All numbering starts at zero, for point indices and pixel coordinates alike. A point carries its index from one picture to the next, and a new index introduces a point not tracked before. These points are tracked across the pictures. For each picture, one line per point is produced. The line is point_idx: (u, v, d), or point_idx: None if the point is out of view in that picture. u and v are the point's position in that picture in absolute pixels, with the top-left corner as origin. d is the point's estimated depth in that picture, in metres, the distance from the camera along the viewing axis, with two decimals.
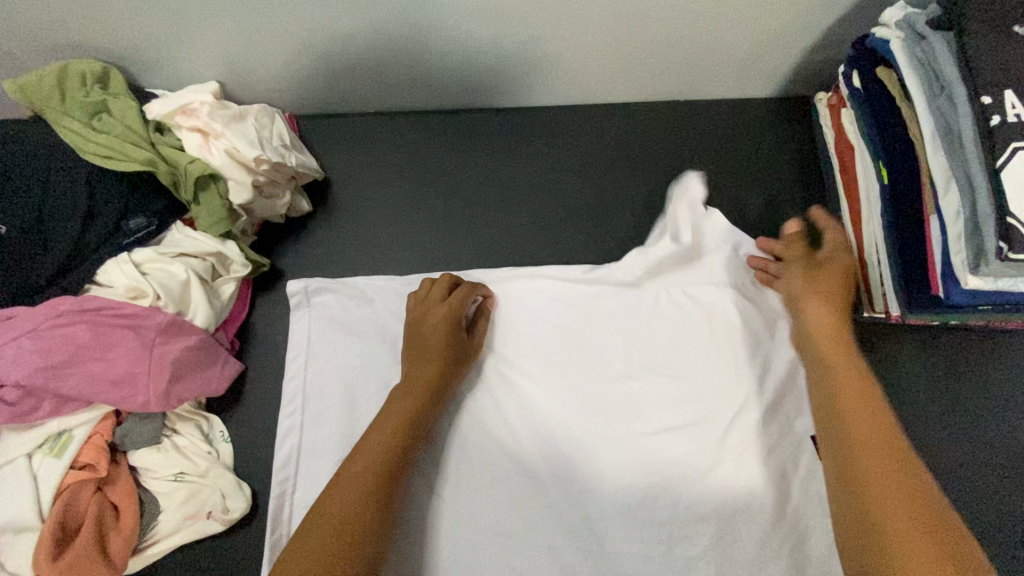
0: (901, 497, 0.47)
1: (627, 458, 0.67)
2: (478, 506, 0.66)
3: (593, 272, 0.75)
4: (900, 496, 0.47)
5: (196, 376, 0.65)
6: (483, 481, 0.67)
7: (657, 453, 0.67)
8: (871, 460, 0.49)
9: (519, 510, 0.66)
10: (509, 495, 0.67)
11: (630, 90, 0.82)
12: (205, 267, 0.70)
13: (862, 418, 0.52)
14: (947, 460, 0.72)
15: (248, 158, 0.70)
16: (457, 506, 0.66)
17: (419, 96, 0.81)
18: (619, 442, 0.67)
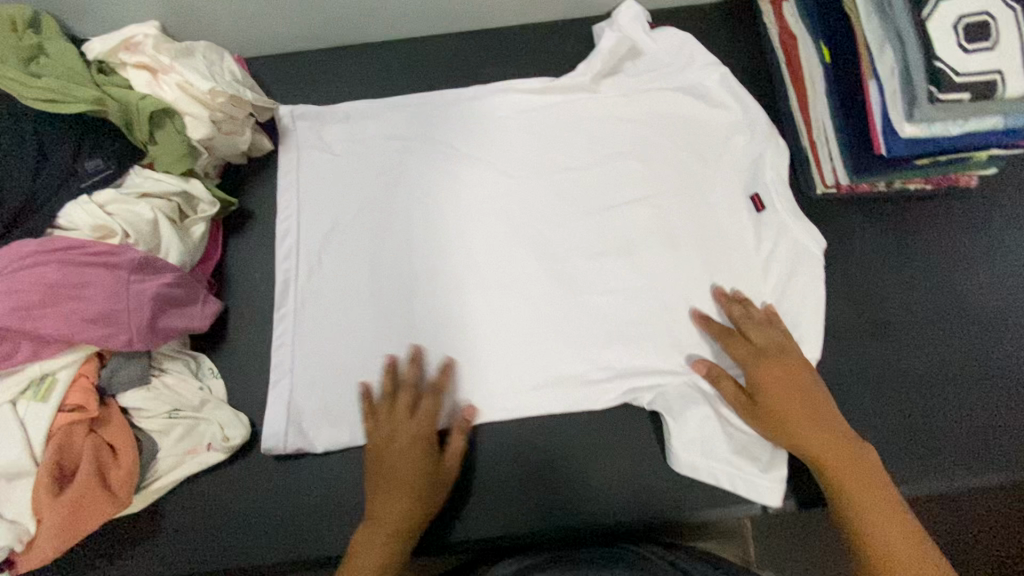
0: (870, 493, 0.56)
1: (595, 239, 0.73)
2: (470, 350, 0.69)
3: (553, 83, 0.80)
4: (869, 498, 0.56)
5: (176, 313, 0.65)
6: (462, 299, 0.72)
7: (621, 241, 0.73)
8: (852, 477, 0.57)
9: (507, 360, 0.69)
10: (494, 337, 0.70)
11: (568, 11, 0.86)
12: (172, 207, 0.68)
13: (863, 488, 0.56)
14: (942, 334, 0.68)
15: (203, 91, 0.68)
16: (444, 350, 0.69)
17: (371, 27, 0.84)
18: (586, 222, 0.74)
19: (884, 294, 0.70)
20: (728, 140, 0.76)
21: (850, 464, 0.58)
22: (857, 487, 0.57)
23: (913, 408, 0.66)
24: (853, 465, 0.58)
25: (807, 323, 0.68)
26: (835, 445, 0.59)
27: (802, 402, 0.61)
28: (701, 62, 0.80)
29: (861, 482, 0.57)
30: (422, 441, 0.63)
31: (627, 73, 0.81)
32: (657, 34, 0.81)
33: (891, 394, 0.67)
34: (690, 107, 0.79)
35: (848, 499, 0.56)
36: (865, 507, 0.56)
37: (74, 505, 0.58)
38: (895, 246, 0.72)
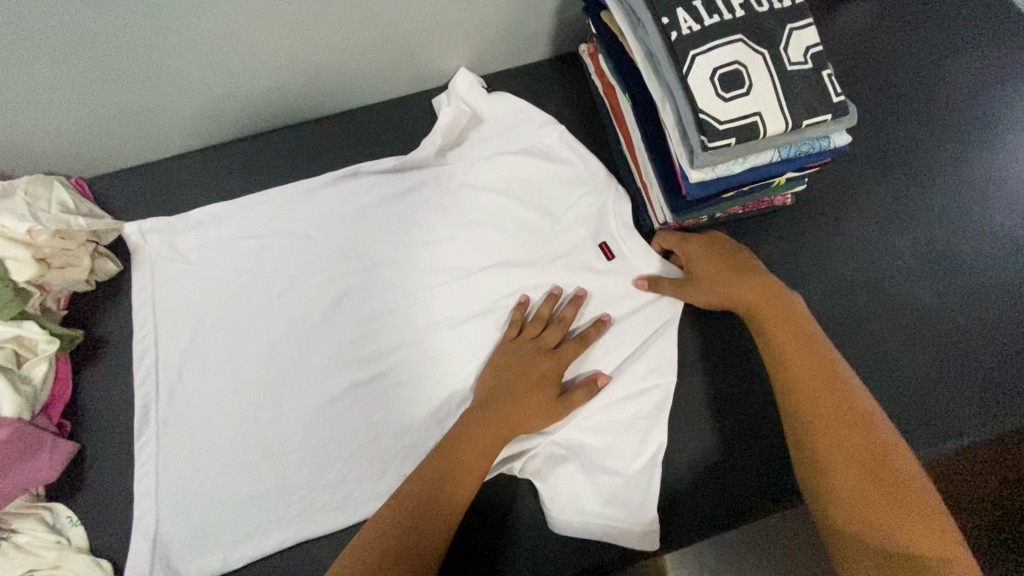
0: (851, 438, 0.55)
1: (458, 307, 0.75)
2: (344, 443, 0.69)
3: (402, 161, 0.81)
4: (851, 447, 0.55)
5: (18, 468, 0.63)
6: (332, 391, 0.71)
7: (485, 304, 0.75)
8: (840, 419, 0.57)
9: (383, 445, 0.69)
10: (369, 425, 0.70)
11: (407, 86, 0.89)
12: (5, 355, 0.66)
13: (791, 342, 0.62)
14: None
15: (20, 232, 0.67)
16: (316, 449, 0.68)
17: (212, 129, 0.85)
18: (448, 291, 0.76)
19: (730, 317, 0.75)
20: (574, 190, 0.79)
21: (783, 323, 0.63)
22: (842, 433, 0.56)
23: (767, 421, 0.71)
24: (838, 415, 0.57)
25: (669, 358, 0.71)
26: (776, 312, 0.63)
27: (792, 336, 0.62)
28: (539, 121, 0.83)
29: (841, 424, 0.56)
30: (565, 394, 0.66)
31: (473, 140, 0.83)
32: (495, 100, 0.84)
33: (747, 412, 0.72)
34: (536, 163, 0.81)
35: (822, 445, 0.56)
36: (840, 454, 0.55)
37: None
38: None
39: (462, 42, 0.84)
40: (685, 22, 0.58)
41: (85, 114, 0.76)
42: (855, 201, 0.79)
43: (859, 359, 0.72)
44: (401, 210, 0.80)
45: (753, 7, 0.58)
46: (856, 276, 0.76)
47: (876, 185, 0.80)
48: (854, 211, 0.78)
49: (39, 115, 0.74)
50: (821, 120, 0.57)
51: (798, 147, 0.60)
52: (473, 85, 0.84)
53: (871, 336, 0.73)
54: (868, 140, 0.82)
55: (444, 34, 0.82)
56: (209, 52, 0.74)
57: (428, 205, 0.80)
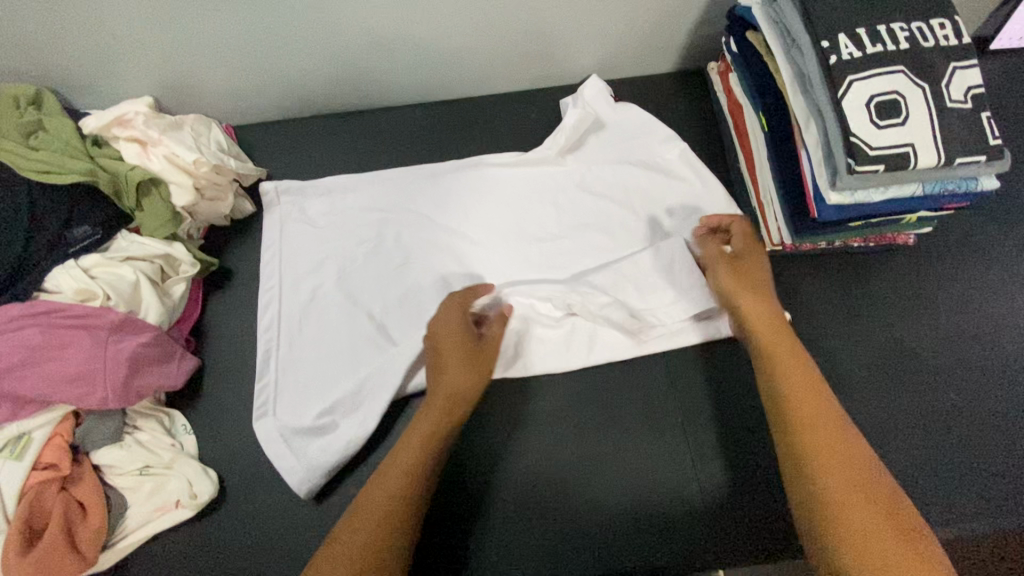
0: (845, 456, 0.52)
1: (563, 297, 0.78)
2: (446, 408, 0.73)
3: (524, 156, 0.86)
4: (848, 479, 0.51)
5: (152, 371, 0.68)
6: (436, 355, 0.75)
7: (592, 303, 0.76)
8: (834, 444, 0.53)
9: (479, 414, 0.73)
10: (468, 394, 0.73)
11: (534, 81, 0.93)
12: (154, 269, 0.72)
13: (783, 353, 0.60)
14: (904, 385, 0.71)
15: (188, 162, 0.74)
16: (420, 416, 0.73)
17: (353, 96, 0.91)
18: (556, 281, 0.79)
19: (831, 347, 0.73)
20: (689, 205, 0.81)
21: (780, 337, 0.62)
22: (820, 439, 0.54)
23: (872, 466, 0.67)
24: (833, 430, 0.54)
25: None
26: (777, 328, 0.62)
27: (801, 363, 0.59)
28: (660, 135, 0.85)
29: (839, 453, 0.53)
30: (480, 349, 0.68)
31: (594, 145, 0.86)
32: (619, 109, 0.87)
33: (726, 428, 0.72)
34: (654, 173, 0.83)
35: (830, 474, 0.51)
36: (849, 480, 0.51)
37: (39, 566, 0.58)
38: (850, 302, 0.76)
39: (593, 44, 0.88)
40: (846, 47, 0.59)
41: (248, 67, 0.84)
42: (972, 253, 0.78)
43: (971, 409, 0.70)
44: (517, 193, 0.84)
45: (917, 42, 0.59)
46: (965, 328, 0.74)
47: (994, 239, 0.79)
48: (974, 263, 0.77)
49: (209, 63, 0.82)
50: (974, 160, 0.57)
51: (943, 185, 0.60)
52: (602, 93, 0.87)
53: (977, 390, 0.71)
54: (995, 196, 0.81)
55: (578, 34, 0.86)
56: (366, 22, 0.79)
57: (543, 192, 0.84)
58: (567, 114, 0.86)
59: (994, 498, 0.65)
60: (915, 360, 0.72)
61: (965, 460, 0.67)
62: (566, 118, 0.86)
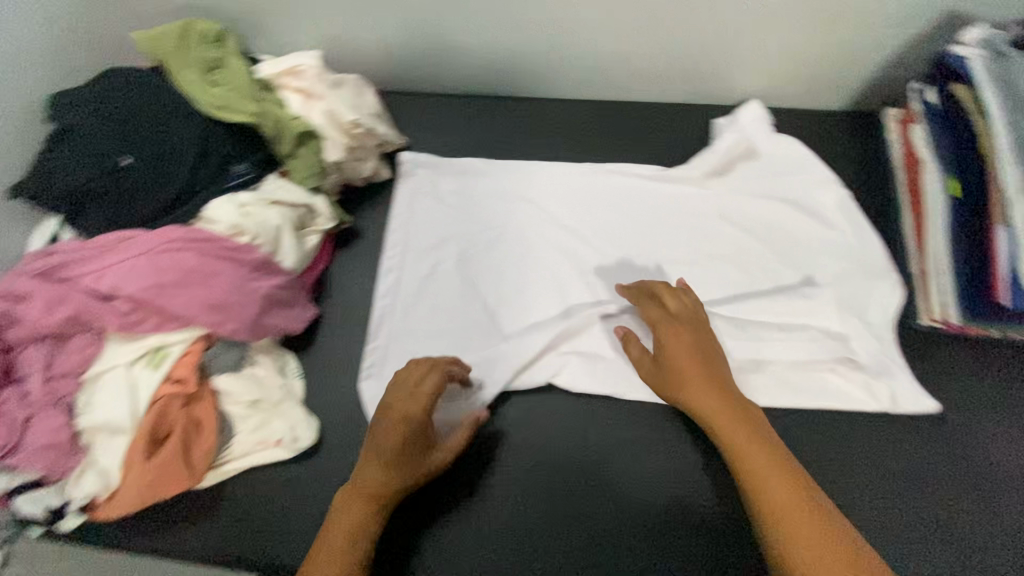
0: (780, 485, 0.55)
1: None
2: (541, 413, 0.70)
3: (666, 172, 0.82)
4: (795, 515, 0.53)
5: (280, 313, 0.71)
6: (540, 358, 0.73)
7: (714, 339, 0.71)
8: (771, 476, 0.56)
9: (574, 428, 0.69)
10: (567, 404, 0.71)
11: (687, 95, 0.89)
12: (297, 216, 0.75)
13: (709, 396, 0.62)
14: None
15: (347, 121, 0.76)
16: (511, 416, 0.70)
17: (501, 81, 0.91)
18: None
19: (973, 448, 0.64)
20: (839, 257, 0.74)
21: (708, 391, 0.63)
22: (772, 484, 0.55)
23: None
24: (769, 459, 0.57)
25: (901, 474, 0.63)
26: (718, 386, 0.63)
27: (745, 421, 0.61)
28: (820, 176, 0.78)
29: (771, 480, 0.56)
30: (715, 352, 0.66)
31: (742, 174, 0.81)
32: (778, 140, 0.81)
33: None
34: (805, 215, 0.77)
35: (768, 496, 0.55)
36: (786, 500, 0.54)
37: (161, 470, 0.64)
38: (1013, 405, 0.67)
39: (766, 66, 0.83)
40: None
41: (412, 37, 0.85)
42: None
43: None
44: (652, 208, 0.80)
45: None
46: None
47: None
48: None
49: (381, 25, 0.84)
50: None
51: None
52: (761, 120, 0.82)
53: None
54: None
55: (754, 52, 0.81)
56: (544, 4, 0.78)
57: (680, 211, 0.80)
58: (720, 139, 0.82)
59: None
60: None
61: None
62: (718, 141, 0.82)
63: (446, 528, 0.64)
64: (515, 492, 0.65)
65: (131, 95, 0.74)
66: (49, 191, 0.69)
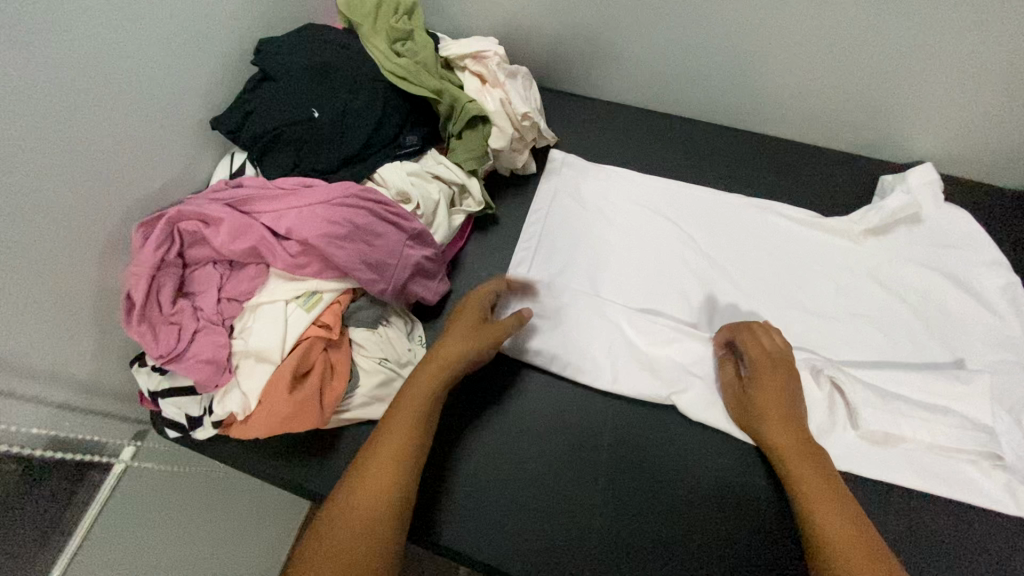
0: (844, 525, 0.53)
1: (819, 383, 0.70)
2: (654, 433, 0.70)
3: (818, 220, 0.79)
4: (859, 557, 0.51)
5: (422, 282, 0.75)
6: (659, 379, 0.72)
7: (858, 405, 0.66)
8: (840, 518, 0.54)
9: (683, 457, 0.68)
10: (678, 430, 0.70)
11: (851, 146, 0.87)
12: (451, 194, 0.79)
13: (780, 428, 0.62)
14: None
15: (518, 112, 0.79)
16: (621, 428, 0.70)
17: (662, 97, 0.91)
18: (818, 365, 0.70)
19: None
20: (997, 347, 0.70)
21: (781, 422, 0.63)
22: (835, 523, 0.54)
23: None
24: (834, 500, 0.56)
25: None
26: (788, 421, 0.63)
27: (814, 462, 0.59)
28: (990, 259, 0.74)
29: (846, 527, 0.53)
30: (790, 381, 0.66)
31: (900, 238, 0.78)
32: (943, 210, 0.78)
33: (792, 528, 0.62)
34: (964, 294, 0.74)
35: (834, 540, 0.52)
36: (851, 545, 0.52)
37: (297, 407, 0.67)
38: None
39: (950, 131, 0.79)
40: None
41: (590, 40, 0.86)
42: None
43: None
44: (800, 252, 0.78)
45: None
46: None
47: None
48: None
49: (564, 22, 0.85)
50: None
51: None
52: (930, 184, 0.77)
53: None
54: None
55: (942, 115, 0.78)
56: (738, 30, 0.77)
57: (828, 261, 0.78)
58: (887, 198, 0.78)
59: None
60: None
61: None
62: (883, 199, 0.78)
63: (500, 503, 0.66)
64: (552, 468, 0.67)
65: (325, 52, 0.79)
66: (245, 129, 0.74)
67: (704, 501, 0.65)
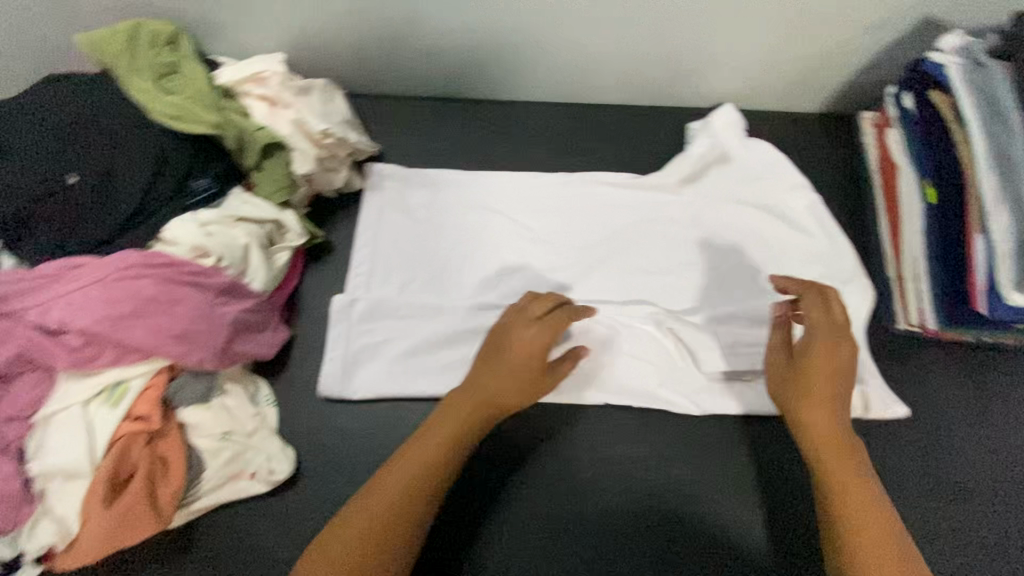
0: (852, 484, 0.55)
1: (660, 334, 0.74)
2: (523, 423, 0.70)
3: (638, 179, 0.81)
4: (861, 504, 0.54)
5: (250, 338, 0.67)
6: None
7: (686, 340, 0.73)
8: (847, 475, 0.55)
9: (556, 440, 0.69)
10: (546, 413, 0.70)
11: (668, 100, 0.87)
12: (264, 233, 0.71)
13: (824, 400, 0.58)
14: None
15: (317, 131, 0.72)
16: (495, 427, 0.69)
17: (478, 83, 0.87)
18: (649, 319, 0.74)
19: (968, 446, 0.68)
20: (812, 266, 0.75)
21: (823, 388, 0.58)
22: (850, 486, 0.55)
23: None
24: (840, 459, 0.56)
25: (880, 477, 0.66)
26: (828, 385, 0.58)
27: (830, 417, 0.57)
28: (794, 182, 0.79)
29: (871, 522, 0.53)
30: (840, 340, 0.60)
31: (714, 180, 0.81)
32: (750, 144, 0.81)
33: (723, 470, 0.68)
34: (778, 220, 0.78)
35: (833, 491, 0.55)
36: (845, 499, 0.54)
37: (123, 519, 0.58)
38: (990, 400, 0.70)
39: (749, 67, 0.82)
40: None
41: (386, 37, 0.80)
42: None
43: None
44: (634, 214, 0.80)
45: None
46: None
47: None
48: None
49: (350, 20, 0.78)
50: None
51: None
52: (732, 124, 0.82)
53: None
54: None
55: (738, 53, 0.80)
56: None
57: (661, 217, 0.79)
58: (691, 144, 0.82)
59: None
60: None
61: None
62: (689, 146, 0.82)
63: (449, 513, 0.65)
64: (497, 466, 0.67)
65: (72, 106, 0.68)
66: None
67: (677, 494, 0.67)
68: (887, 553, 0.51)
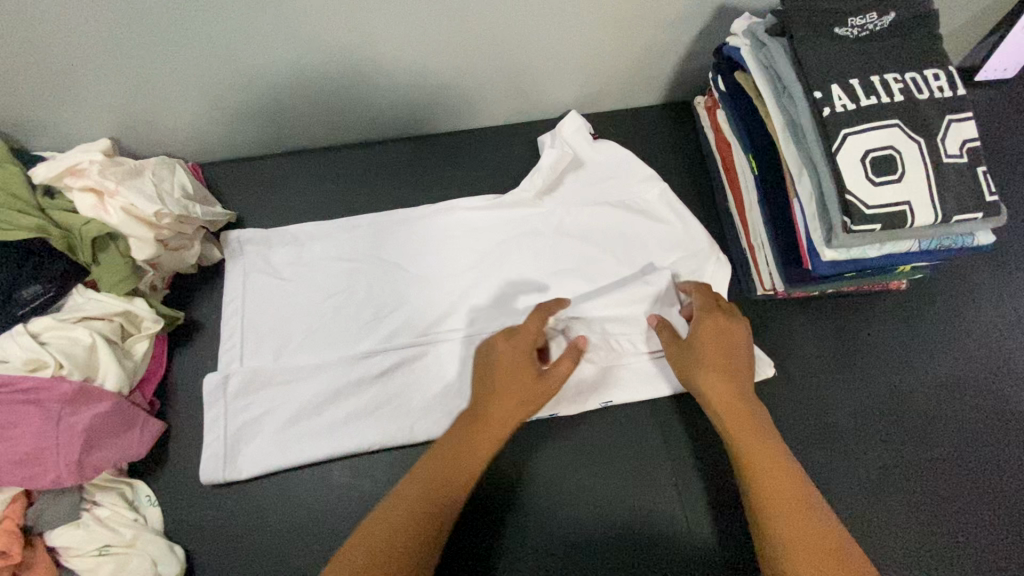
0: (769, 467, 0.58)
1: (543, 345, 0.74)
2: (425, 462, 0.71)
3: (499, 199, 0.82)
4: (776, 490, 0.57)
5: (111, 443, 0.63)
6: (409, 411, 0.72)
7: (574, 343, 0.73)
8: (761, 458, 0.59)
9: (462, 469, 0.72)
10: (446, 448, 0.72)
11: (517, 117, 0.90)
12: (113, 328, 0.68)
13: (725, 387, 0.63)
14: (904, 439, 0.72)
15: (149, 214, 0.68)
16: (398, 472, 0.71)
17: (327, 132, 0.86)
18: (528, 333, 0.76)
19: (884, 381, 0.74)
20: (670, 251, 0.79)
21: (725, 379, 0.63)
22: (763, 469, 0.58)
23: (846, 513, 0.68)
24: (758, 444, 0.60)
25: None
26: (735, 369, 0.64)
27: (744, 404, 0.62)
28: (642, 173, 0.82)
29: (786, 506, 0.56)
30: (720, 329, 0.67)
31: (571, 187, 0.82)
32: (598, 146, 0.83)
33: (637, 451, 0.73)
34: (635, 212, 0.81)
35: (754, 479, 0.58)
36: (765, 485, 0.57)
37: None
38: (847, 341, 0.76)
39: (584, 76, 0.84)
40: (840, 99, 0.57)
41: (218, 109, 0.78)
42: (964, 298, 0.79)
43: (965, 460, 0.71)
44: (500, 232, 0.81)
45: (912, 94, 0.58)
46: (962, 376, 0.75)
47: (985, 282, 0.80)
48: (968, 303, 0.79)
49: (172, 101, 0.75)
50: (970, 217, 0.57)
51: (939, 241, 0.60)
52: (581, 129, 0.82)
53: (964, 432, 0.72)
54: (994, 251, 0.82)
55: (569, 66, 0.82)
56: (351, 48, 0.72)
57: (526, 229, 0.81)
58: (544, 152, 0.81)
59: (1000, 545, 0.67)
60: (906, 407, 0.73)
61: (949, 501, 0.69)
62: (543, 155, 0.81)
63: None
64: None
65: None
66: None
67: (604, 483, 0.72)
68: (811, 535, 0.53)
